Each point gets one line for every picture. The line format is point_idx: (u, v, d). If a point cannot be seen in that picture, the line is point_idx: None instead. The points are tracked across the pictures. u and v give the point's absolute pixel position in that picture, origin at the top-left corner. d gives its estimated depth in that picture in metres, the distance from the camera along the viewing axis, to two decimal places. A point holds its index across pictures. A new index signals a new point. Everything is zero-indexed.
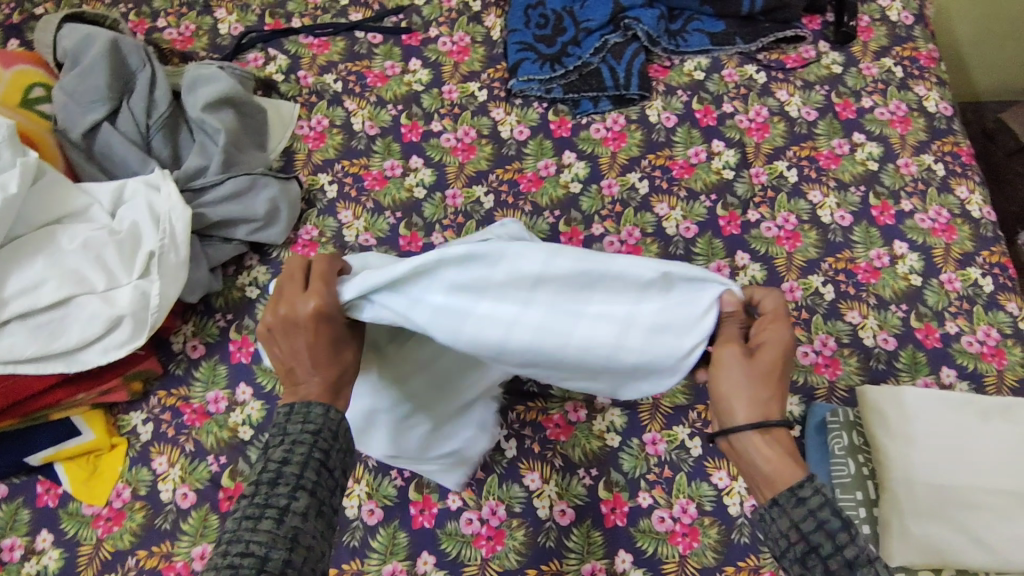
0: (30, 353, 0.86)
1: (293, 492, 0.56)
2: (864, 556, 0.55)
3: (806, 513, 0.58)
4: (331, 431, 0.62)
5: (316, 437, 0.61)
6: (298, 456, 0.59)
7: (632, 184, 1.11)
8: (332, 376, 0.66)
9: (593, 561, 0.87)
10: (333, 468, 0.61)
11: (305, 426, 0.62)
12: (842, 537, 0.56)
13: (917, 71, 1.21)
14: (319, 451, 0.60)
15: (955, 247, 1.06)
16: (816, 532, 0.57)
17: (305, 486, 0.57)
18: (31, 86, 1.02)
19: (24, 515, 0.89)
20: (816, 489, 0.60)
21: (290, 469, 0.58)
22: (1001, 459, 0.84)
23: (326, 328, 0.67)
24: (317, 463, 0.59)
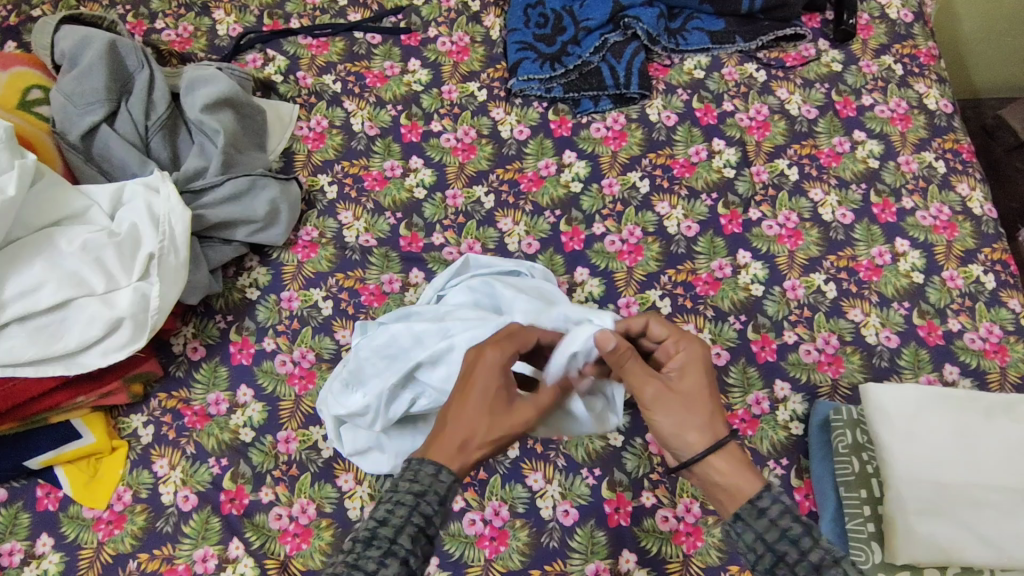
0: (30, 356, 0.85)
1: (383, 557, 0.55)
2: (829, 558, 0.57)
3: (767, 523, 0.61)
4: (437, 495, 0.60)
5: (419, 499, 0.59)
6: (397, 518, 0.58)
7: (633, 183, 1.10)
8: (461, 435, 0.65)
9: (597, 561, 0.86)
10: (433, 534, 0.59)
11: (412, 486, 0.60)
12: (805, 542, 0.59)
13: (917, 68, 1.21)
14: (420, 515, 0.58)
15: (957, 244, 1.06)
16: (780, 541, 0.59)
17: (396, 553, 0.56)
18: (29, 88, 1.02)
19: (23, 519, 0.88)
20: (774, 498, 0.62)
21: (385, 531, 0.57)
22: (1001, 456, 0.85)
23: (484, 387, 0.68)
24: (413, 529, 0.57)
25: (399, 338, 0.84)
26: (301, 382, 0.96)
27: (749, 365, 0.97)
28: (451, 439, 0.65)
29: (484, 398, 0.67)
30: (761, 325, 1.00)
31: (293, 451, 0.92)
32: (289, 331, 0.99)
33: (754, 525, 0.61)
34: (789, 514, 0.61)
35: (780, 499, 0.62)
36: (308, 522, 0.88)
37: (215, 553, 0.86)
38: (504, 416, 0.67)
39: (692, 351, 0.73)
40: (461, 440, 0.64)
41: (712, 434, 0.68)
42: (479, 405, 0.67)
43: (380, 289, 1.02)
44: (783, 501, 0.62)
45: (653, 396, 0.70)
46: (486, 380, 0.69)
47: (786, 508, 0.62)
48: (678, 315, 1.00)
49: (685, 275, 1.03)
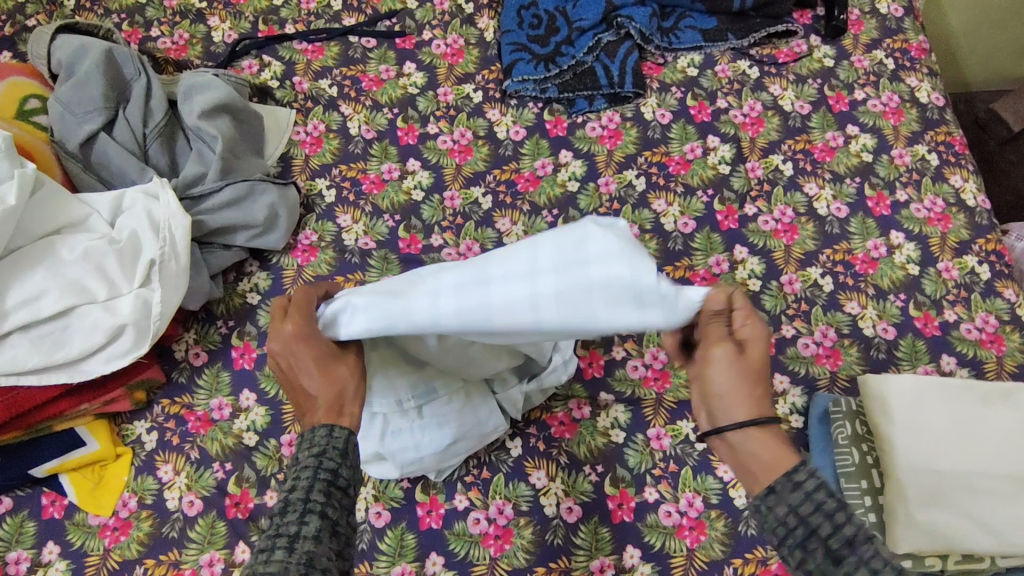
0: (32, 365, 0.86)
1: (302, 517, 0.53)
2: (864, 534, 0.52)
3: (804, 496, 0.56)
4: (336, 451, 0.59)
5: (320, 459, 0.58)
6: (302, 481, 0.56)
7: (629, 181, 1.11)
8: (333, 392, 0.63)
9: (601, 557, 0.87)
10: (344, 486, 0.58)
11: (311, 450, 0.59)
12: (840, 516, 0.53)
13: (908, 62, 1.22)
14: (325, 470, 0.57)
15: (951, 236, 1.07)
16: (815, 514, 0.54)
17: (314, 509, 0.54)
18: (26, 98, 1.02)
19: (29, 528, 0.88)
20: (813, 472, 0.57)
21: (295, 495, 0.55)
22: (1001, 444, 0.85)
23: (310, 342, 0.65)
24: (324, 483, 0.56)
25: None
26: None
27: None
28: (326, 400, 0.63)
29: (316, 354, 0.65)
30: (758, 319, 1.01)
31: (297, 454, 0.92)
32: None
33: (789, 497, 0.56)
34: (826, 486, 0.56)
35: (818, 472, 0.57)
36: None
37: (221, 557, 0.86)
38: (335, 367, 0.65)
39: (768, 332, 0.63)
40: (334, 398, 0.63)
41: (765, 415, 0.61)
42: (311, 359, 0.64)
43: None
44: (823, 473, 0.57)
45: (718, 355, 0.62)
46: (302, 348, 0.64)
47: (824, 480, 0.57)
48: None
49: (682, 271, 1.04)
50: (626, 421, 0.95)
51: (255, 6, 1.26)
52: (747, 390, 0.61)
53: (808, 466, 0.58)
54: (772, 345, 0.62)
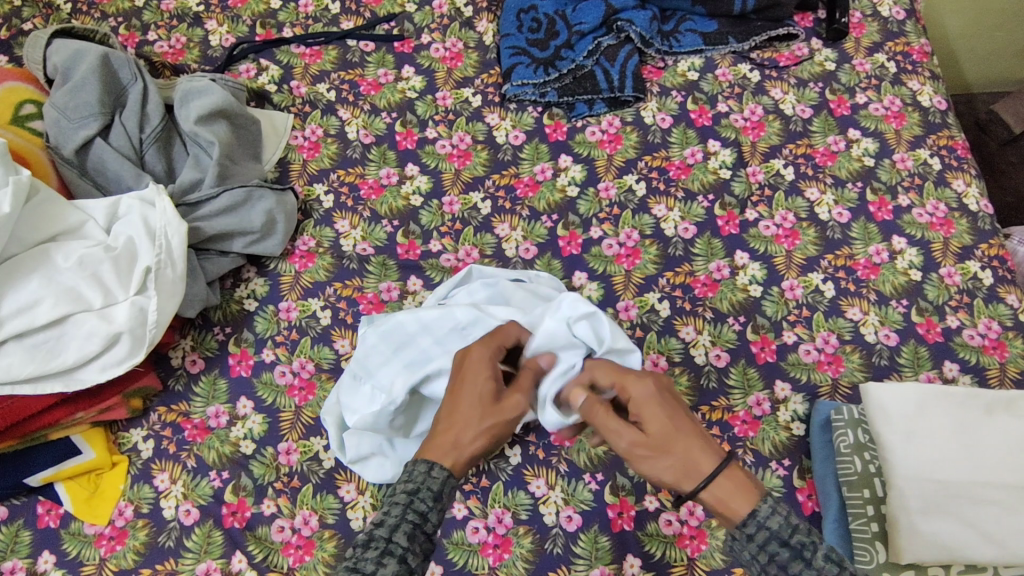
0: (27, 373, 0.85)
1: (380, 557, 0.58)
2: None
3: (757, 548, 0.60)
4: (429, 492, 0.63)
5: (411, 498, 0.62)
6: (391, 518, 0.61)
7: (629, 186, 1.10)
8: (452, 432, 0.68)
9: (601, 566, 0.86)
10: (429, 530, 0.62)
11: (405, 486, 0.64)
12: (795, 565, 0.58)
13: (910, 66, 1.22)
14: (414, 512, 0.61)
15: (954, 241, 1.06)
16: (770, 566, 0.59)
17: (394, 552, 0.59)
18: (21, 103, 1.01)
19: (24, 537, 0.88)
20: (761, 524, 0.61)
21: (380, 532, 0.60)
22: (1003, 453, 0.85)
23: (473, 388, 0.71)
24: (409, 525, 0.61)
25: (406, 326, 0.86)
26: (301, 393, 0.96)
27: (750, 366, 0.97)
28: (449, 435, 0.68)
29: (476, 397, 0.70)
30: (760, 325, 1.00)
31: (294, 462, 0.92)
32: (287, 342, 0.99)
33: (746, 547, 0.62)
34: (777, 539, 0.59)
35: (767, 523, 0.60)
36: (310, 534, 0.87)
37: (218, 567, 0.85)
38: (495, 408, 0.69)
39: (644, 387, 0.69)
40: (454, 438, 0.67)
41: (696, 464, 0.65)
42: (472, 402, 0.70)
43: (378, 297, 1.02)
44: (771, 524, 0.60)
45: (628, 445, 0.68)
46: (480, 381, 0.71)
47: (773, 531, 0.60)
48: (677, 317, 1.00)
49: (683, 277, 1.03)
50: None
51: (253, 10, 1.25)
52: (676, 456, 0.66)
53: (756, 518, 0.61)
54: (654, 395, 0.69)
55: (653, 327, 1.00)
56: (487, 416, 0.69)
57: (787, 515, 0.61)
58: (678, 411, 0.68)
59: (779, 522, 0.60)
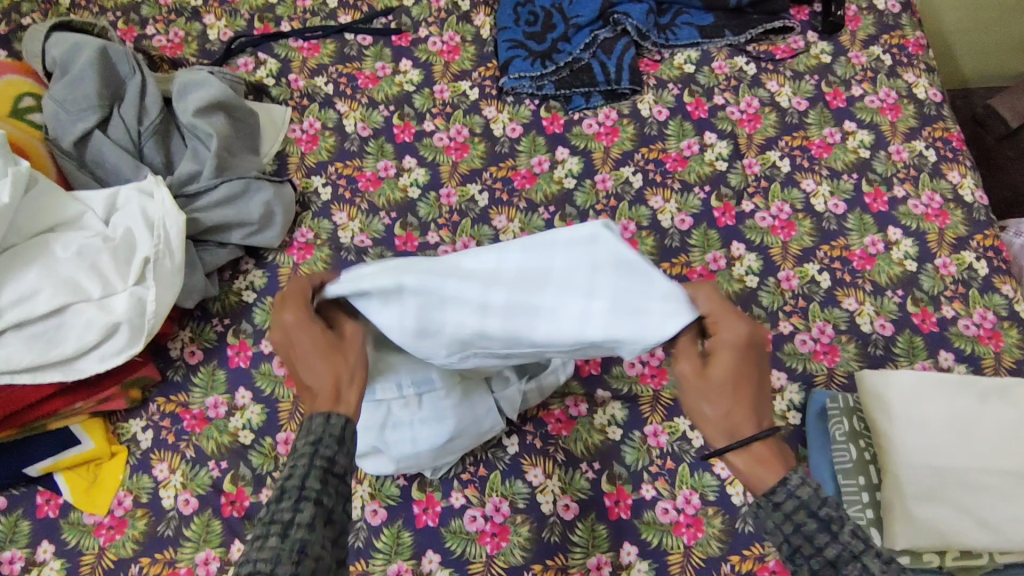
0: (26, 363, 0.86)
1: (296, 504, 0.51)
2: (846, 553, 0.53)
3: (783, 517, 0.56)
4: (333, 437, 0.56)
5: (317, 446, 0.55)
6: (299, 468, 0.53)
7: (626, 178, 1.11)
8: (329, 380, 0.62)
9: (598, 554, 0.87)
10: (341, 474, 0.55)
11: (308, 438, 0.56)
12: (822, 537, 0.54)
13: (906, 58, 1.22)
14: (323, 458, 0.54)
15: (949, 232, 1.07)
16: (796, 535, 0.55)
17: (309, 497, 0.52)
18: (20, 96, 1.02)
19: (24, 527, 0.88)
20: (791, 492, 0.57)
21: (291, 481, 0.53)
22: (1002, 440, 0.85)
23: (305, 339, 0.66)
24: (320, 471, 0.53)
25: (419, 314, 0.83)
26: None
27: None
28: (322, 386, 0.61)
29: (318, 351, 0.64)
30: (756, 316, 1.01)
31: (293, 452, 0.92)
32: None
33: (770, 516, 0.58)
34: (805, 508, 0.56)
35: (797, 492, 0.57)
36: None
37: (217, 555, 0.86)
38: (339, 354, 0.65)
39: (738, 331, 0.62)
40: (331, 386, 0.61)
41: (741, 425, 0.62)
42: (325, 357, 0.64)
43: None
44: (802, 493, 0.57)
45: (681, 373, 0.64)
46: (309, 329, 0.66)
47: (804, 501, 0.56)
48: None
49: (679, 268, 1.04)
50: (623, 418, 0.94)
51: (251, 4, 1.26)
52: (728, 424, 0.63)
53: (786, 486, 0.58)
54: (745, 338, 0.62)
55: None
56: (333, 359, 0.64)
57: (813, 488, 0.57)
58: (753, 369, 0.63)
59: (811, 492, 0.57)
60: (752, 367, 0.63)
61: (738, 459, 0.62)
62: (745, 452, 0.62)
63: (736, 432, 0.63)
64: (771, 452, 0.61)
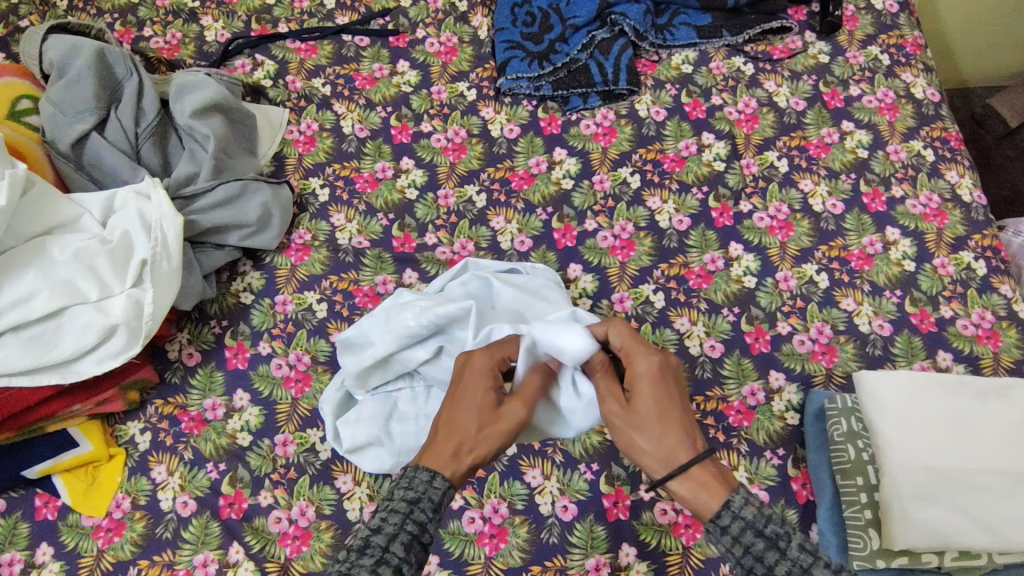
0: (24, 365, 0.85)
1: (375, 566, 0.56)
2: (797, 569, 0.57)
3: (732, 540, 0.60)
4: (430, 502, 0.61)
5: (412, 507, 0.60)
6: (391, 526, 0.59)
7: (624, 178, 1.11)
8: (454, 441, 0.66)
9: (597, 556, 0.86)
10: (425, 543, 0.60)
11: (406, 494, 0.61)
12: (771, 556, 0.58)
13: (903, 58, 1.22)
14: (413, 523, 0.59)
15: (947, 232, 1.07)
16: (746, 557, 0.59)
17: (389, 562, 0.57)
18: (18, 98, 1.02)
19: (22, 529, 0.88)
20: (735, 515, 0.61)
21: (377, 539, 0.58)
22: (997, 441, 0.86)
23: (473, 396, 0.71)
24: (407, 536, 0.58)
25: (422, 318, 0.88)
26: (297, 385, 0.96)
27: (744, 357, 0.98)
28: (448, 442, 0.66)
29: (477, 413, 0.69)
30: (754, 316, 1.00)
31: (291, 454, 0.92)
32: (284, 335, 0.99)
33: (721, 540, 0.62)
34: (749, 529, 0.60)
35: (742, 514, 0.61)
36: (307, 525, 0.88)
37: (215, 557, 0.86)
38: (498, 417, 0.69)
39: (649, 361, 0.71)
40: (454, 446, 0.65)
41: (676, 450, 0.66)
42: (474, 416, 0.68)
43: (374, 290, 1.02)
44: (745, 515, 0.61)
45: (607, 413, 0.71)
46: (477, 389, 0.71)
47: (748, 522, 0.60)
48: (672, 308, 1.01)
49: (678, 268, 1.04)
50: None
51: (248, 5, 1.26)
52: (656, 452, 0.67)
53: (729, 508, 0.62)
54: (655, 370, 0.70)
55: (648, 319, 1.00)
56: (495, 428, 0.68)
57: (760, 506, 0.62)
58: (672, 394, 0.70)
59: (753, 512, 0.61)
60: (669, 394, 0.69)
61: (680, 485, 0.65)
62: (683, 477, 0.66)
63: (672, 460, 0.66)
64: (710, 474, 0.65)
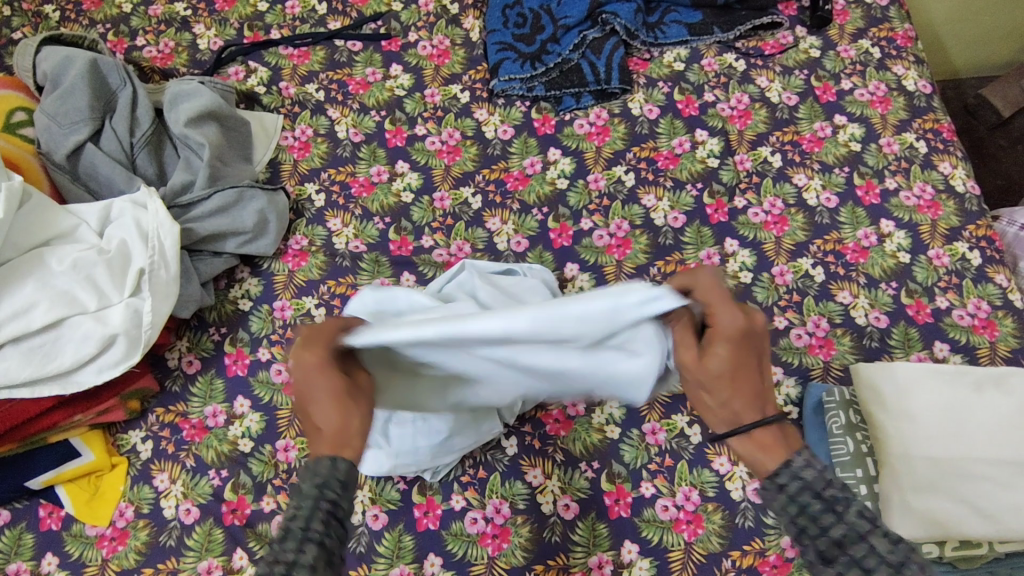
0: (24, 377, 0.86)
1: (300, 546, 0.50)
2: (853, 534, 0.51)
3: (788, 499, 0.54)
4: (339, 480, 0.55)
5: (321, 487, 0.53)
6: (303, 508, 0.52)
7: (618, 177, 1.11)
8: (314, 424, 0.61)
9: (600, 553, 0.87)
10: (344, 516, 0.54)
11: (313, 478, 0.54)
12: (827, 518, 0.52)
13: (894, 51, 1.22)
14: (328, 499, 0.53)
15: (942, 223, 1.07)
16: (800, 517, 0.53)
17: (313, 539, 0.50)
18: (12, 111, 1.02)
19: (27, 540, 0.88)
20: (794, 474, 0.55)
21: (294, 523, 0.51)
22: (999, 430, 0.85)
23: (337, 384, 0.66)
24: (324, 512, 0.52)
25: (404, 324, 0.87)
26: None
27: None
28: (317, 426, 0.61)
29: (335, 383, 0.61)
30: None
31: (293, 459, 0.93)
32: (283, 340, 1.00)
33: (776, 498, 0.55)
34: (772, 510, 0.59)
35: (800, 473, 0.55)
36: None
37: (219, 564, 0.86)
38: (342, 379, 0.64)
39: (733, 320, 0.59)
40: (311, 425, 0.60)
41: (742, 413, 0.61)
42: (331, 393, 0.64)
43: None
44: (805, 474, 0.55)
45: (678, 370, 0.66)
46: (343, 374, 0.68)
47: (807, 482, 0.54)
48: None
49: (674, 265, 1.04)
50: (621, 416, 0.95)
51: (240, 13, 1.26)
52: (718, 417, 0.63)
53: (788, 467, 0.56)
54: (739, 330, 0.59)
55: None
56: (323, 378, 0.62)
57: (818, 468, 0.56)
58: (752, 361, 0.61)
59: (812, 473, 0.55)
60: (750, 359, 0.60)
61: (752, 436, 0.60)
62: (747, 437, 0.61)
63: (737, 419, 0.61)
64: (773, 437, 0.59)
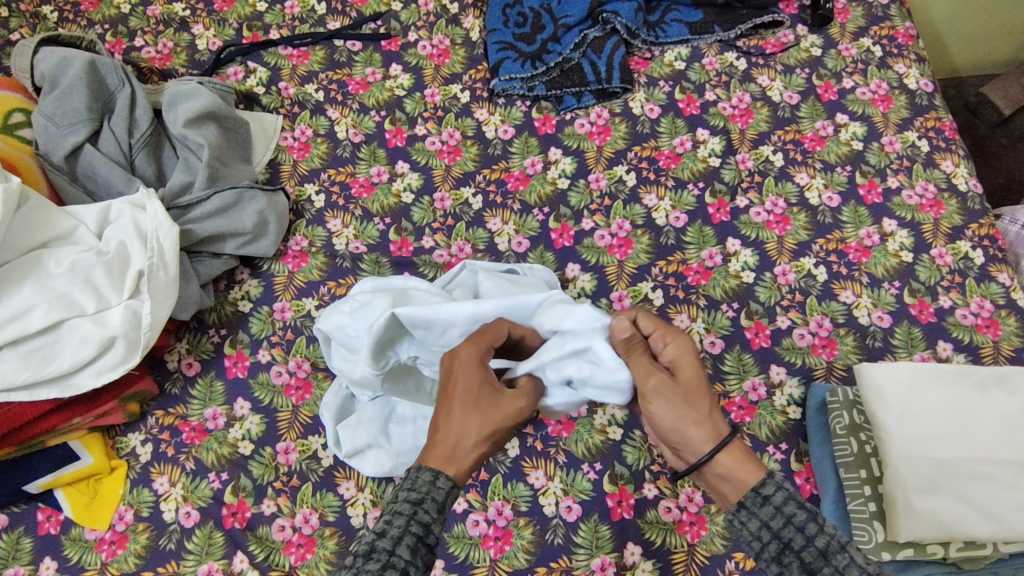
0: (23, 380, 0.85)
1: (382, 570, 0.56)
2: (835, 544, 0.60)
3: (773, 510, 0.62)
4: (434, 503, 0.61)
5: (415, 508, 0.60)
6: (394, 531, 0.59)
7: (619, 176, 1.11)
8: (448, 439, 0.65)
9: (602, 555, 0.86)
10: (431, 543, 0.60)
11: (408, 495, 0.61)
12: (811, 528, 0.61)
13: (895, 49, 1.22)
14: (418, 525, 0.60)
15: (944, 222, 1.07)
16: (785, 528, 0.61)
17: (395, 565, 0.57)
18: (10, 112, 1.01)
19: (26, 544, 0.88)
20: (779, 485, 0.64)
21: (381, 543, 0.58)
22: (1001, 430, 0.85)
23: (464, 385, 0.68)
24: (412, 539, 0.59)
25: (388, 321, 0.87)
26: (298, 393, 0.96)
27: (744, 352, 0.97)
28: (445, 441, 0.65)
29: (480, 416, 0.66)
30: (753, 311, 1.00)
31: (293, 461, 0.92)
32: (283, 342, 0.99)
33: (760, 510, 0.63)
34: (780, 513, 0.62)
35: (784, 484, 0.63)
36: (311, 532, 0.88)
37: (219, 568, 0.86)
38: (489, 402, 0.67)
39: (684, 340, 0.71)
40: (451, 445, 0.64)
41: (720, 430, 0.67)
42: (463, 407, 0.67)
43: None
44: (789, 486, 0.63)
45: (656, 387, 0.68)
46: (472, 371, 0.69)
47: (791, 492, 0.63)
48: (671, 306, 1.01)
49: (676, 265, 1.04)
50: (623, 418, 0.94)
51: (239, 13, 1.25)
52: (684, 430, 0.67)
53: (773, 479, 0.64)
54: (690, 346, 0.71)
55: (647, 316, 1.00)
56: (484, 419, 0.66)
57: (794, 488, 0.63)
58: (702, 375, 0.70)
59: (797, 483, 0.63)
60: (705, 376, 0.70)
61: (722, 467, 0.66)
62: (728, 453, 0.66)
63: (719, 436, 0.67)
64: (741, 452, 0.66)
